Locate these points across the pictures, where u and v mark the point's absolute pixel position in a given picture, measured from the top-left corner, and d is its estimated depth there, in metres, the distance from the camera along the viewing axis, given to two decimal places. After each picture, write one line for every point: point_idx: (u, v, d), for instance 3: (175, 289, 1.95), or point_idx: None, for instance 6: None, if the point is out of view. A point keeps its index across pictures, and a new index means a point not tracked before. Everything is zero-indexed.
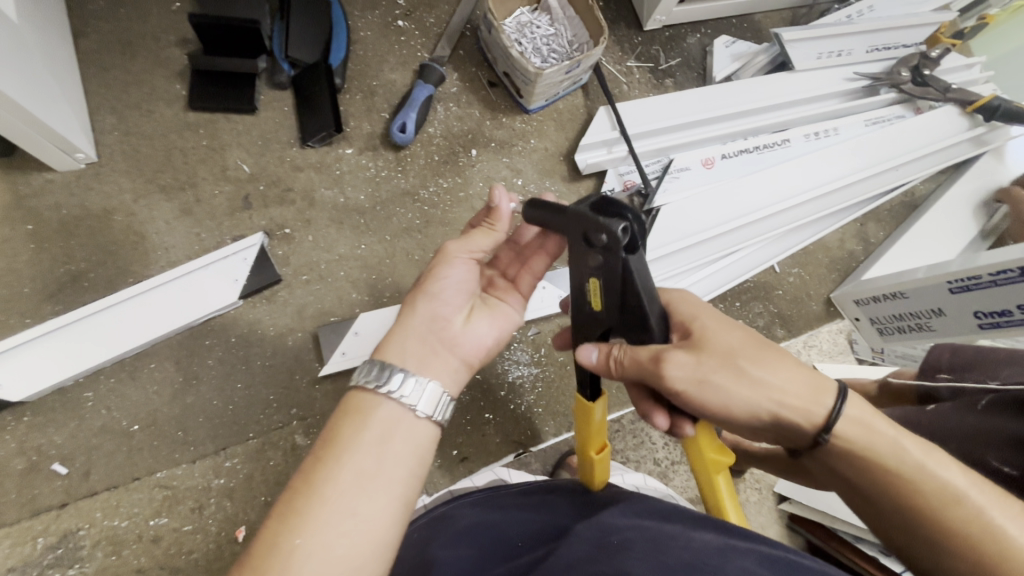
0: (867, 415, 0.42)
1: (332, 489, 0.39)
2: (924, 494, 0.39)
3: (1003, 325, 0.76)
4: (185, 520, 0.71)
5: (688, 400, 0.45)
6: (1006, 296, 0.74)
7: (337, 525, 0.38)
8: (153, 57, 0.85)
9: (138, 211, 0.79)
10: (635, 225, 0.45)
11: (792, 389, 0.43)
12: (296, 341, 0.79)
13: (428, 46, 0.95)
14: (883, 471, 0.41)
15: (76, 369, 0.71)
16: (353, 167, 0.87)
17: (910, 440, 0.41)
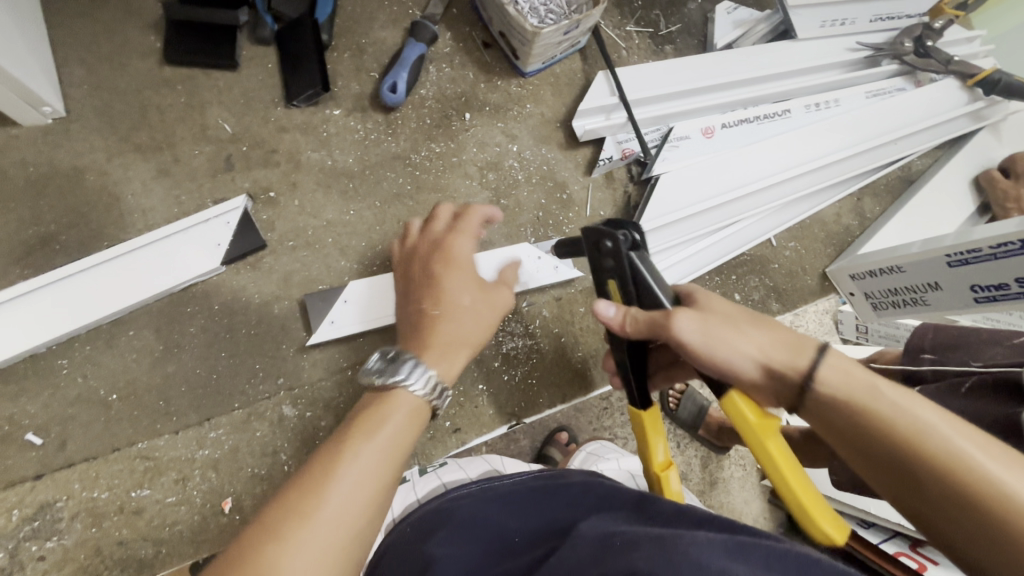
0: (846, 362, 0.42)
1: (314, 512, 0.36)
2: (932, 456, 0.37)
3: (998, 299, 0.76)
4: (168, 492, 0.69)
5: (698, 357, 0.47)
6: (1004, 270, 0.73)
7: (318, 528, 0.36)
8: (125, 5, 0.79)
9: (112, 170, 0.75)
10: (636, 235, 0.56)
11: (774, 341, 0.45)
12: (282, 309, 0.76)
13: (420, 3, 0.90)
14: (879, 429, 0.39)
15: (48, 336, 0.67)
16: (341, 129, 0.83)
17: (888, 384, 0.40)
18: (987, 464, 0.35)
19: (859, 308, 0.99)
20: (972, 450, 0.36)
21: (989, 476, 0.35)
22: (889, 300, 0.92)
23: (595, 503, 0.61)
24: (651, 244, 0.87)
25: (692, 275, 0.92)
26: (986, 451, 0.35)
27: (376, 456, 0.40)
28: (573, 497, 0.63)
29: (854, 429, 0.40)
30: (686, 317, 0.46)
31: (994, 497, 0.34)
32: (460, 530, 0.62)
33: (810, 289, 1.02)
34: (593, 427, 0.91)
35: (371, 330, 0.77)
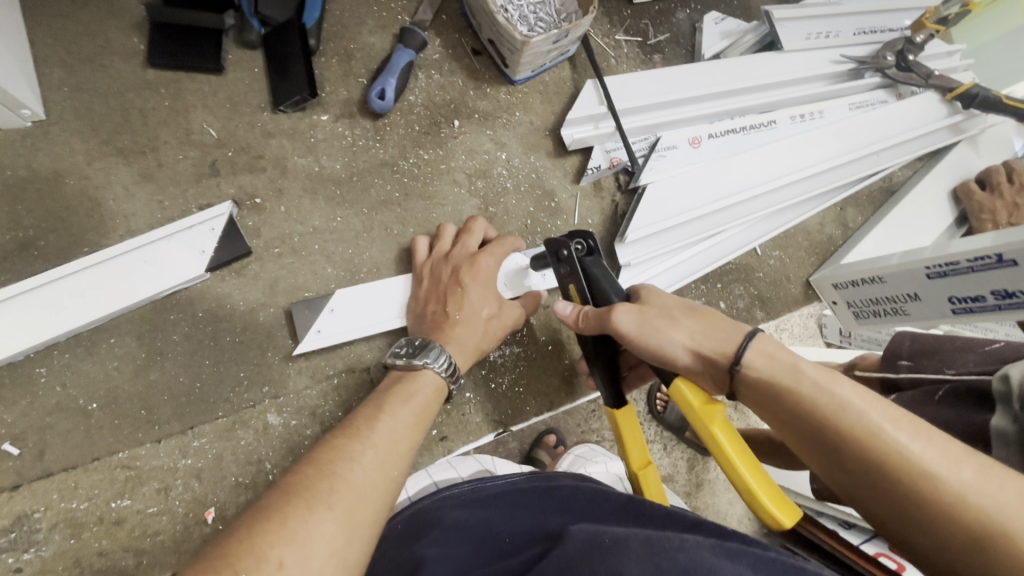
0: (772, 346, 0.53)
1: (346, 469, 0.48)
2: (845, 425, 0.47)
3: (976, 310, 0.78)
4: (149, 502, 0.68)
5: (638, 344, 0.58)
6: (981, 282, 0.75)
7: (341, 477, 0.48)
8: (107, 6, 0.78)
9: (93, 174, 0.73)
10: (592, 245, 0.69)
11: (706, 334, 0.56)
12: (267, 317, 0.75)
13: (409, 8, 0.90)
14: (805, 405, 0.50)
15: (27, 344, 0.66)
16: (329, 135, 0.82)
17: (810, 365, 0.51)
18: (889, 434, 0.45)
19: (841, 317, 1.01)
20: (876, 419, 0.46)
21: (889, 442, 0.45)
22: (870, 309, 0.94)
23: (583, 506, 0.63)
24: (638, 253, 0.88)
25: (678, 284, 0.93)
26: (889, 420, 0.46)
27: (410, 414, 0.57)
28: (562, 499, 0.65)
29: (784, 406, 0.51)
30: (625, 311, 0.58)
31: (893, 460, 0.45)
32: (449, 531, 0.63)
33: (793, 297, 1.04)
34: (580, 430, 0.95)
35: (358, 338, 0.76)
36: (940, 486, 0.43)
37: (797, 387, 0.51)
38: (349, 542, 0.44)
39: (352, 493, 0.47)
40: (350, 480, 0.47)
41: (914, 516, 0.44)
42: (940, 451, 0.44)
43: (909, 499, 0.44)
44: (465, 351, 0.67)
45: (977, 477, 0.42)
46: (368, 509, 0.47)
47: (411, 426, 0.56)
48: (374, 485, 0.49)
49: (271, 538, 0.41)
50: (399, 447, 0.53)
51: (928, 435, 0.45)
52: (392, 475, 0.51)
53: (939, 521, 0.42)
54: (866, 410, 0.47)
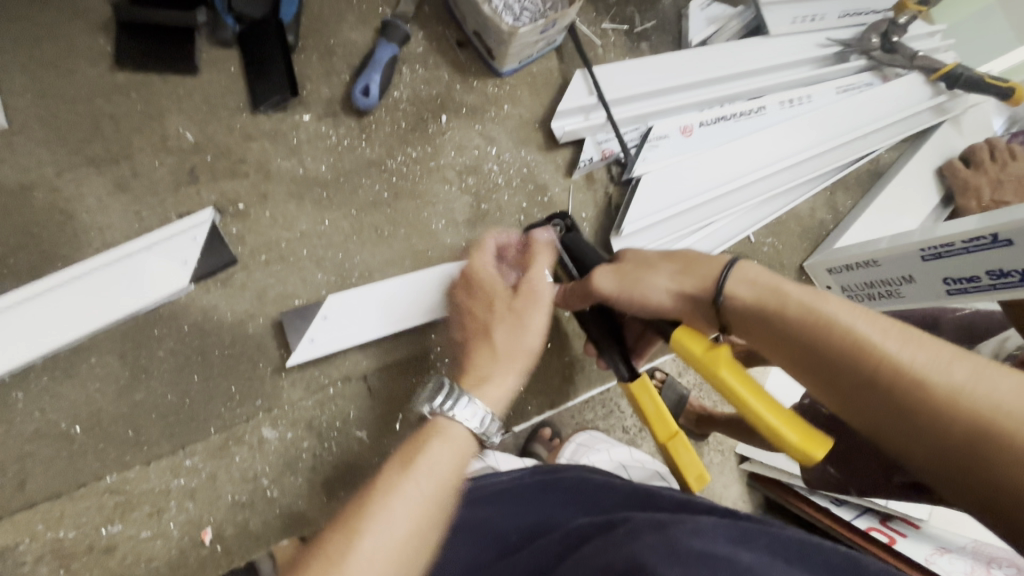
0: (753, 273, 0.50)
1: (380, 511, 0.42)
2: (833, 344, 0.44)
3: (971, 291, 0.78)
4: (142, 527, 0.65)
5: (620, 301, 0.57)
6: (977, 263, 0.75)
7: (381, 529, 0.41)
8: (68, 5, 0.73)
9: (63, 186, 0.69)
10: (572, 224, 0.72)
11: (684, 272, 0.54)
12: (257, 328, 0.72)
13: (390, 1, 0.86)
14: (795, 322, 0.47)
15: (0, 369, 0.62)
16: (312, 135, 0.79)
17: (795, 287, 0.48)
18: (877, 345, 0.42)
19: None
20: (865, 333, 0.43)
21: (881, 354, 0.42)
22: (865, 293, 0.94)
23: (589, 496, 0.64)
24: (634, 245, 0.86)
25: None
26: (878, 331, 0.43)
27: (448, 437, 0.48)
28: (565, 493, 0.66)
29: (771, 330, 0.48)
30: (603, 272, 0.58)
31: (886, 374, 0.42)
32: (462, 537, 0.66)
33: (788, 284, 1.03)
34: (575, 422, 0.95)
35: (354, 345, 0.74)
36: (944, 393, 0.39)
37: (782, 305, 0.48)
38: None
39: (398, 521, 0.42)
40: (396, 508, 0.42)
41: (914, 431, 0.40)
42: (934, 356, 0.41)
43: (910, 412, 0.40)
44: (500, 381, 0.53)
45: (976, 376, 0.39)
46: (418, 537, 0.42)
47: (467, 441, 0.48)
48: (417, 522, 0.42)
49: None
50: (456, 462, 0.47)
51: (923, 346, 0.42)
52: (436, 507, 0.44)
53: (949, 429, 0.38)
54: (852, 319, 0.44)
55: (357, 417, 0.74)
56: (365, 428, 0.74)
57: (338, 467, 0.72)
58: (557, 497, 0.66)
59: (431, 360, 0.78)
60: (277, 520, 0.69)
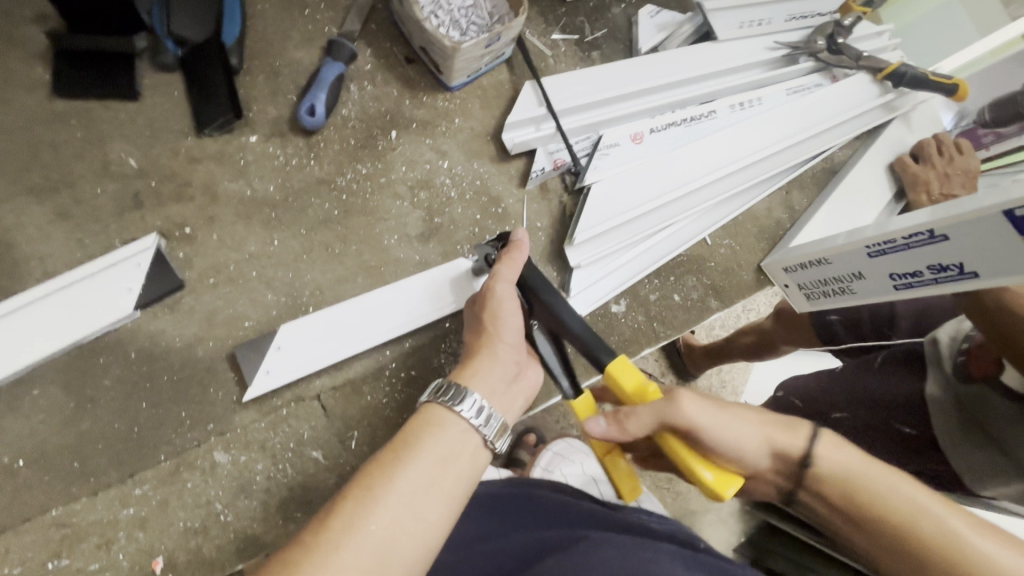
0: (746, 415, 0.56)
1: (370, 511, 0.46)
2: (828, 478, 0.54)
3: (916, 285, 0.79)
4: (90, 559, 0.64)
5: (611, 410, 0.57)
6: (919, 258, 0.76)
7: (373, 526, 0.45)
8: (5, 36, 0.73)
9: (2, 217, 0.69)
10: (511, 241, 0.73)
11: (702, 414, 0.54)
12: (206, 352, 0.72)
13: (336, 20, 0.87)
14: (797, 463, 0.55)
15: None
16: (259, 156, 0.79)
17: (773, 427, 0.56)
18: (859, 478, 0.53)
19: (794, 299, 1.02)
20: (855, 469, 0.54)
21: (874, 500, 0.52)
22: (820, 290, 0.95)
23: (556, 510, 0.65)
24: (587, 253, 0.87)
25: (631, 281, 0.93)
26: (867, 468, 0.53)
27: (446, 447, 0.51)
28: (536, 505, 0.68)
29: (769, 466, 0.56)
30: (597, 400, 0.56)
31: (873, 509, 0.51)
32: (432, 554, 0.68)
33: (747, 284, 1.04)
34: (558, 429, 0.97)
35: (310, 370, 0.74)
36: (950, 545, 0.48)
37: (773, 442, 0.56)
38: (390, 558, 0.45)
39: (394, 509, 0.46)
40: (395, 495, 0.47)
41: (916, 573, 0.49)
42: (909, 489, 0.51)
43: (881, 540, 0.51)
44: (496, 382, 0.58)
45: (986, 541, 0.48)
46: (415, 521, 0.47)
47: (467, 437, 0.53)
48: (403, 530, 0.46)
49: (315, 545, 0.44)
50: (456, 458, 0.51)
51: (938, 503, 0.50)
52: (425, 520, 0.47)
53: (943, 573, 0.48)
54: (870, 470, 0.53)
55: (311, 437, 0.74)
56: (320, 447, 0.74)
57: (292, 489, 0.72)
58: (526, 510, 0.68)
59: (386, 376, 0.78)
60: (231, 545, 0.68)
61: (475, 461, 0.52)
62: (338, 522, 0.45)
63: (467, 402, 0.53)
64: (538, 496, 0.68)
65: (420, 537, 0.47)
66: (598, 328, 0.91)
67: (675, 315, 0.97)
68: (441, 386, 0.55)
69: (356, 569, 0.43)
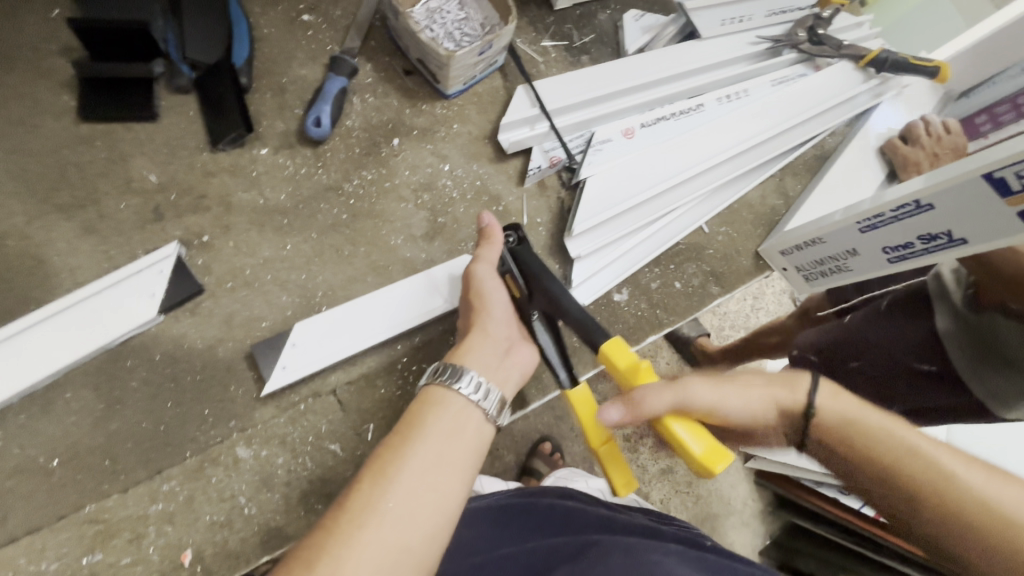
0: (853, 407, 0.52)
1: (388, 487, 0.47)
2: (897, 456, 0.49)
3: (908, 257, 0.81)
4: (122, 554, 0.67)
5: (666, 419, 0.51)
6: (909, 229, 0.78)
7: (392, 503, 0.47)
8: (34, 69, 0.79)
9: (33, 233, 0.74)
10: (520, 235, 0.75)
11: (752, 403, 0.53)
12: (226, 352, 0.75)
13: (337, 38, 0.93)
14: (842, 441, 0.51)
15: None
16: (270, 167, 0.84)
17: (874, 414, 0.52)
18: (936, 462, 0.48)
19: (793, 281, 1.04)
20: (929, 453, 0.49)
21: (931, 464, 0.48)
22: (817, 270, 0.97)
23: (565, 518, 0.66)
24: (587, 243, 0.90)
25: (631, 269, 0.96)
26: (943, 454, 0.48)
27: (453, 421, 0.54)
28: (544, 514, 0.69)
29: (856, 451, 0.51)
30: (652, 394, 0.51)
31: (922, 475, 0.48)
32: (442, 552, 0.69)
33: (746, 269, 1.06)
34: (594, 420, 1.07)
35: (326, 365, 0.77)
36: (946, 488, 0.47)
37: (773, 406, 0.54)
38: (413, 530, 0.46)
39: (409, 485, 0.48)
40: (410, 474, 0.48)
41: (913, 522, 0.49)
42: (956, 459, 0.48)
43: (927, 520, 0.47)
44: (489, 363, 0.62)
45: (968, 469, 0.47)
46: (434, 493, 0.48)
47: (467, 414, 0.55)
48: (424, 503, 0.47)
49: (340, 527, 0.45)
50: (460, 434, 0.53)
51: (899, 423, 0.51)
52: (442, 488, 0.49)
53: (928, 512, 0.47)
54: (717, 396, 0.51)
55: (329, 431, 0.76)
56: (338, 440, 0.76)
57: (312, 481, 0.74)
58: (536, 519, 0.69)
59: (398, 370, 0.81)
60: (255, 538, 0.70)
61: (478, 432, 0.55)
62: (358, 501, 0.47)
63: (461, 379, 0.56)
64: (548, 505, 0.70)
65: (441, 506, 0.49)
66: (602, 316, 0.94)
67: (677, 301, 0.99)
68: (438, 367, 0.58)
69: (382, 543, 0.45)
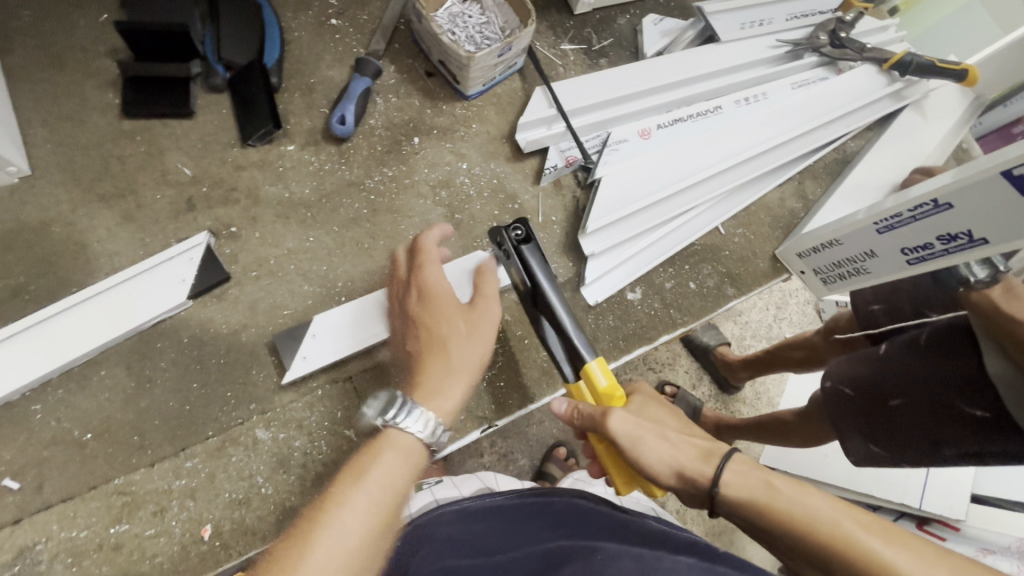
0: (765, 475, 0.52)
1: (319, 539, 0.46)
2: (816, 534, 0.46)
3: (928, 259, 0.79)
4: (147, 525, 0.70)
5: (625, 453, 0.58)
6: (928, 229, 0.77)
7: (328, 550, 0.45)
8: (83, 69, 0.84)
9: (77, 221, 0.79)
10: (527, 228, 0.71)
11: (673, 452, 0.56)
12: (250, 337, 0.79)
13: (363, 41, 0.96)
14: (773, 513, 0.49)
15: (21, 382, 0.70)
16: (296, 162, 0.88)
17: (787, 483, 0.51)
18: (850, 531, 0.45)
19: (811, 284, 1.04)
20: (845, 522, 0.46)
21: (846, 536, 0.45)
22: (835, 273, 0.97)
23: (576, 521, 0.66)
24: (601, 240, 0.91)
25: (645, 268, 0.97)
26: (850, 518, 0.46)
27: (394, 470, 0.51)
28: (554, 513, 0.69)
29: (764, 520, 0.50)
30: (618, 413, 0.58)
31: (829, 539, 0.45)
32: (443, 544, 0.67)
33: (762, 272, 1.05)
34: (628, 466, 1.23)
35: (348, 355, 0.79)
36: (821, 540, 0.46)
37: (684, 469, 0.55)
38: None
39: (345, 531, 0.47)
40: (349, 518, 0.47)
41: None
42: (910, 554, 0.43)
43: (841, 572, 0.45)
44: (449, 378, 0.60)
45: (881, 542, 0.44)
46: (368, 538, 0.47)
47: (413, 454, 0.53)
48: (355, 551, 0.46)
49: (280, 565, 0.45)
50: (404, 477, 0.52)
51: (806, 496, 0.49)
52: (375, 543, 0.48)
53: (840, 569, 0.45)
54: (635, 439, 0.57)
55: (344, 417, 0.79)
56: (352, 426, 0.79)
57: (327, 465, 0.76)
58: (546, 519, 0.69)
59: None
60: (272, 517, 0.73)
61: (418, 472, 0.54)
62: (299, 548, 0.45)
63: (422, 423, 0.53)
64: (560, 504, 0.71)
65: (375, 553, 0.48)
66: (614, 315, 0.94)
67: (691, 301, 0.99)
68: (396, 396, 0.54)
69: None
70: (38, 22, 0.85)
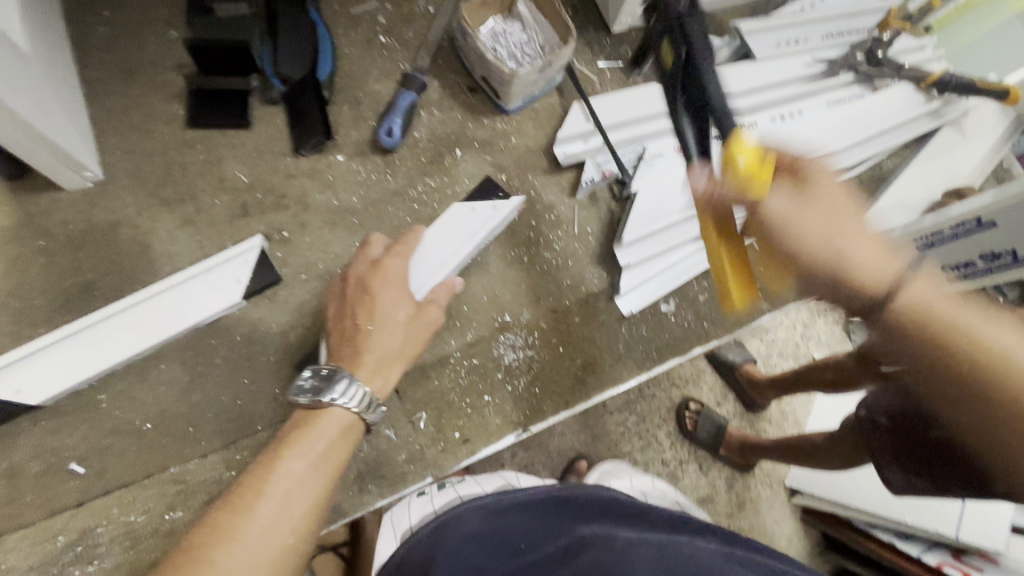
0: None
1: (250, 512, 0.62)
2: None
3: (968, 277, 0.80)
4: (198, 514, 0.73)
5: None
6: (969, 247, 0.79)
7: (253, 529, 0.61)
8: (152, 82, 0.90)
9: (142, 223, 0.84)
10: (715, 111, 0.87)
11: None
12: (297, 336, 0.82)
13: (409, 57, 1.01)
14: None
15: (87, 373, 0.74)
16: (344, 172, 0.92)
17: None
18: None
19: None
20: None
21: None
22: None
23: (598, 516, 0.71)
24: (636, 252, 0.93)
25: (680, 280, 0.98)
26: None
27: (320, 452, 0.67)
28: (578, 506, 0.75)
29: None
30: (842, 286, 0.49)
31: None
32: (468, 542, 0.71)
33: (796, 287, 1.05)
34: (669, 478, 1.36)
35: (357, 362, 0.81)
36: None
37: None
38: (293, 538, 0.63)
39: (283, 502, 0.64)
40: (276, 488, 0.63)
41: None
42: None
43: None
44: (385, 361, 0.75)
45: None
46: (297, 500, 0.64)
47: (348, 424, 0.70)
48: (276, 533, 0.62)
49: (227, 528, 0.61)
50: (333, 443, 0.68)
51: None
52: (296, 513, 0.63)
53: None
54: None
55: (384, 416, 0.81)
56: (392, 426, 0.81)
57: (368, 463, 0.79)
58: (570, 509, 0.75)
59: (451, 363, 0.86)
60: None
61: (351, 440, 0.71)
62: (246, 511, 0.62)
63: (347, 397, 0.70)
64: (582, 497, 0.76)
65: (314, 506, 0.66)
66: (648, 325, 0.95)
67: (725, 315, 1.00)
68: (325, 373, 0.71)
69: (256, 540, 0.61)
70: (111, 37, 0.91)
